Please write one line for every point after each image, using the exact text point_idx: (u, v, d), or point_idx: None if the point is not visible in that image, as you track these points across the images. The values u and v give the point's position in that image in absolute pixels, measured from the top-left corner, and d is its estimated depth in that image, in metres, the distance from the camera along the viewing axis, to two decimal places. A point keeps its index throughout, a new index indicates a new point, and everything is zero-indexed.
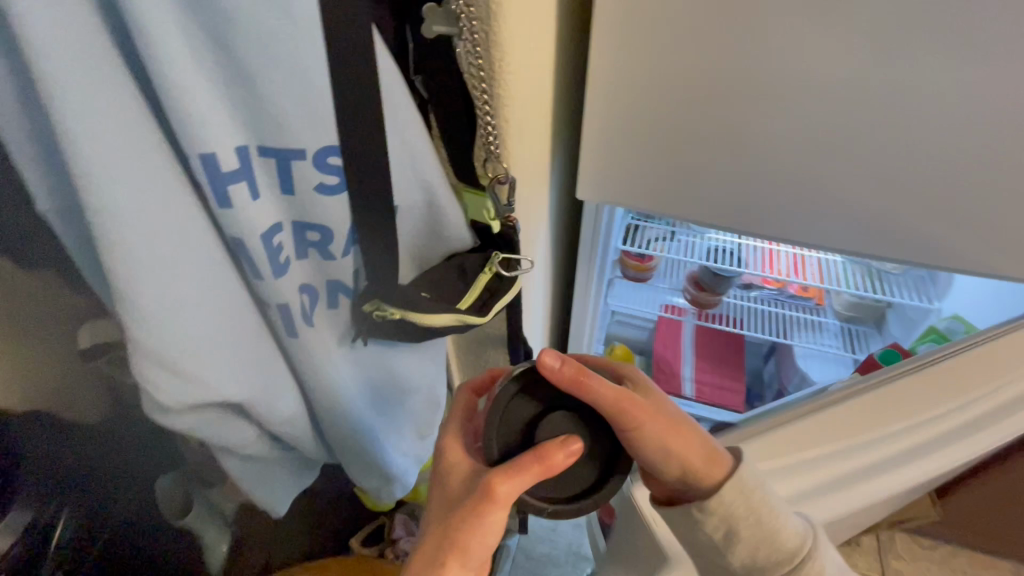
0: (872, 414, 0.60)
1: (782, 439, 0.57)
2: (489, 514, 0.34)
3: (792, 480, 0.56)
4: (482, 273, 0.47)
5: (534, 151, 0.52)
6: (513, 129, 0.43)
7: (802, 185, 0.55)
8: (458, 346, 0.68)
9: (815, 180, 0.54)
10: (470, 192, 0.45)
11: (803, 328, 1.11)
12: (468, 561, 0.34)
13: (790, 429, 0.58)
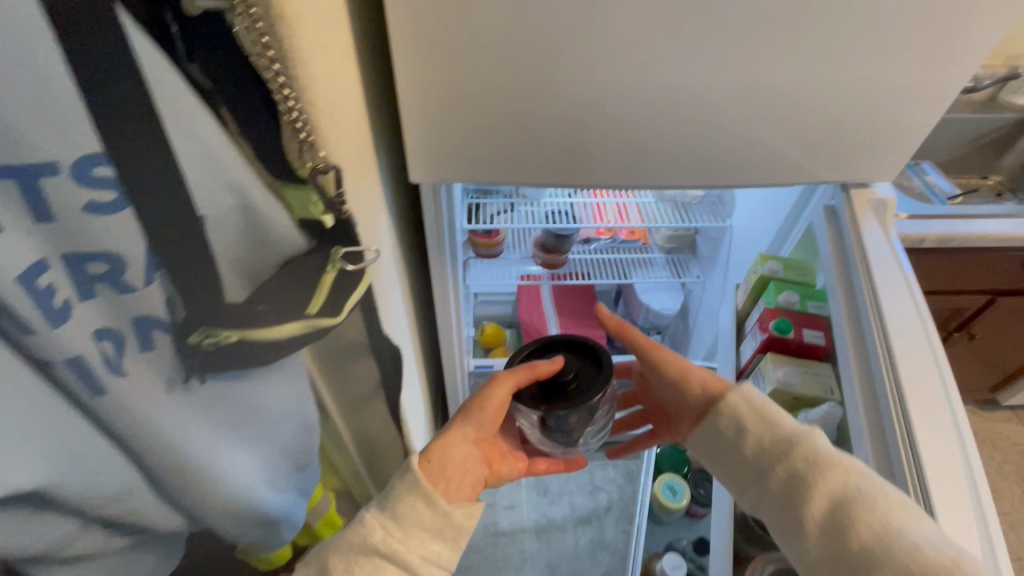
0: (910, 366, 0.62)
1: (937, 482, 0.56)
2: (494, 389, 0.69)
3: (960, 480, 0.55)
4: (329, 269, 0.44)
5: (351, 139, 0.49)
6: (321, 111, 0.41)
7: (611, 141, 0.64)
8: (326, 365, 0.61)
9: (618, 130, 0.63)
10: (293, 189, 0.41)
11: (638, 266, 1.26)
12: (474, 416, 0.69)
13: (927, 456, 0.57)
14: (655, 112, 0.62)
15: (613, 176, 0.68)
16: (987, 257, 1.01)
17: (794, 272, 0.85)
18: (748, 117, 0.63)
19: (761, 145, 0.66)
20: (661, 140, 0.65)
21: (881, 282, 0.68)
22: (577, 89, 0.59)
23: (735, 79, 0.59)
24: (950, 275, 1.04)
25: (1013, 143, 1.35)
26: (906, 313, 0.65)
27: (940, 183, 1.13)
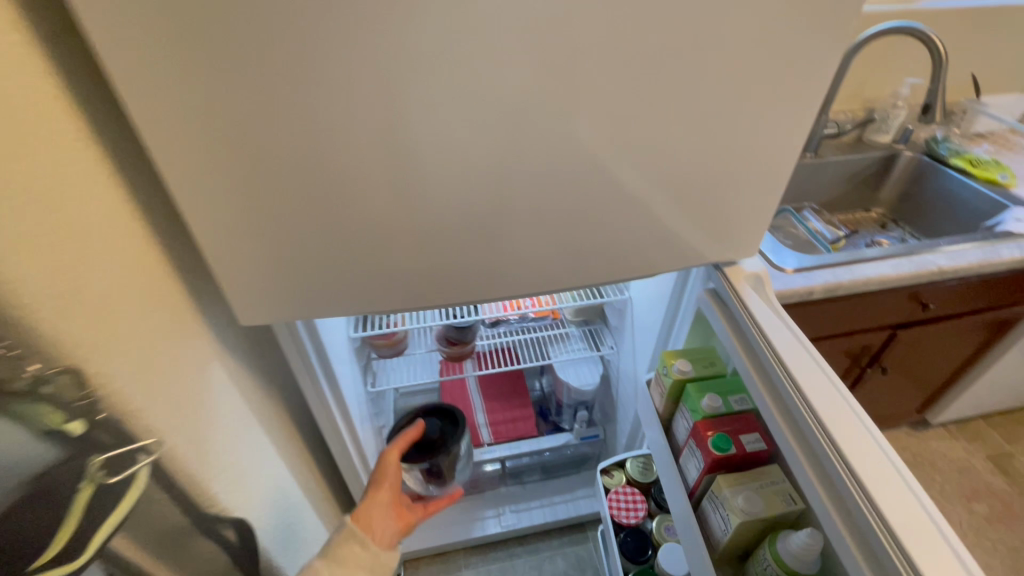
0: (823, 405, 0.57)
1: (881, 520, 0.47)
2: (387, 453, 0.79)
3: (918, 529, 0.46)
4: (81, 489, 0.38)
5: (103, 321, 0.43)
6: (35, 314, 0.35)
7: (463, 257, 0.61)
8: (157, 553, 0.46)
9: (468, 246, 0.60)
10: (13, 409, 0.32)
11: (555, 343, 1.22)
12: (384, 483, 0.77)
13: (864, 502, 0.49)
14: (502, 226, 0.59)
15: (475, 289, 0.65)
16: (874, 300, 1.04)
17: (701, 366, 0.73)
18: (600, 219, 0.61)
19: (621, 243, 0.64)
20: (516, 251, 0.62)
21: (789, 359, 0.62)
22: (412, 216, 0.56)
23: (578, 189, 0.58)
24: (846, 321, 1.05)
25: (886, 177, 1.44)
26: (799, 358, 0.62)
27: (822, 229, 1.17)
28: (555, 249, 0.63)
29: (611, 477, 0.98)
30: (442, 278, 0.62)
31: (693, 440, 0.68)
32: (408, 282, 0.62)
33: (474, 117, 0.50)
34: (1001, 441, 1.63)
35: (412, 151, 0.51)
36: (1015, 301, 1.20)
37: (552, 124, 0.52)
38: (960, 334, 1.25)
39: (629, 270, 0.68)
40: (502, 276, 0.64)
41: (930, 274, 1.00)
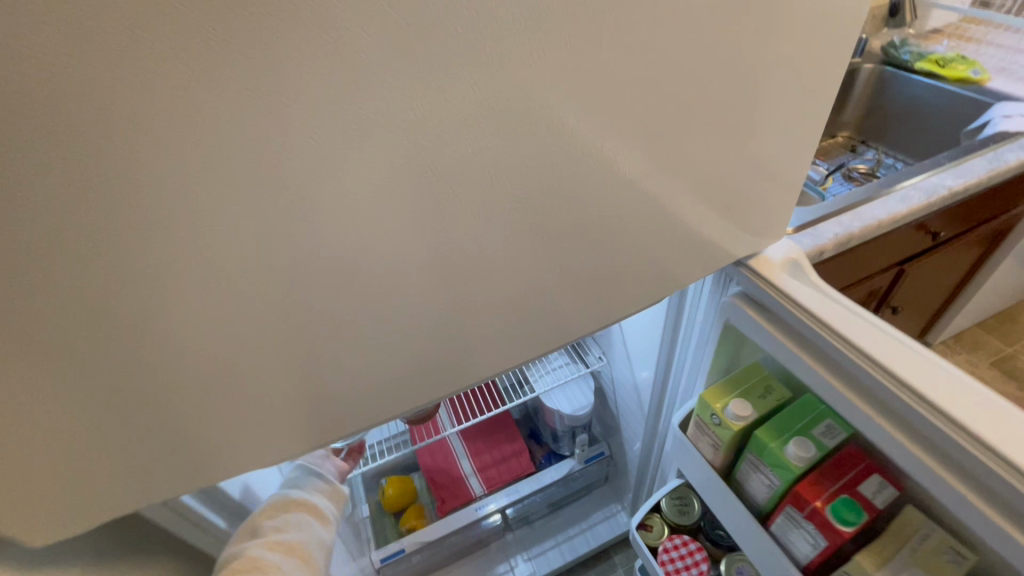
0: (958, 401, 0.39)
1: None
2: None
3: None
4: None
5: None
6: None
7: (393, 351, 0.41)
8: None
9: (394, 333, 0.40)
10: None
11: (533, 366, 1.03)
12: None
13: None
14: (437, 293, 0.39)
15: (420, 381, 0.45)
16: (884, 242, 0.89)
17: (759, 399, 0.53)
18: (573, 248, 0.42)
19: (606, 268, 0.46)
20: (467, 319, 0.42)
21: (898, 365, 0.42)
22: (293, 321, 0.35)
23: (535, 216, 0.38)
24: (856, 273, 0.91)
25: (847, 97, 1.30)
26: (881, 342, 0.44)
27: (805, 171, 1.01)
28: (520, 302, 0.44)
29: (650, 531, 0.80)
30: (366, 384, 0.42)
31: (790, 507, 0.48)
32: (320, 402, 0.41)
33: (346, 150, 0.29)
34: (1001, 344, 1.58)
35: (255, 229, 0.29)
36: (1013, 205, 1.09)
37: (479, 130, 0.32)
38: (961, 252, 1.14)
39: (623, 299, 0.49)
40: (454, 355, 0.44)
41: (942, 199, 0.86)
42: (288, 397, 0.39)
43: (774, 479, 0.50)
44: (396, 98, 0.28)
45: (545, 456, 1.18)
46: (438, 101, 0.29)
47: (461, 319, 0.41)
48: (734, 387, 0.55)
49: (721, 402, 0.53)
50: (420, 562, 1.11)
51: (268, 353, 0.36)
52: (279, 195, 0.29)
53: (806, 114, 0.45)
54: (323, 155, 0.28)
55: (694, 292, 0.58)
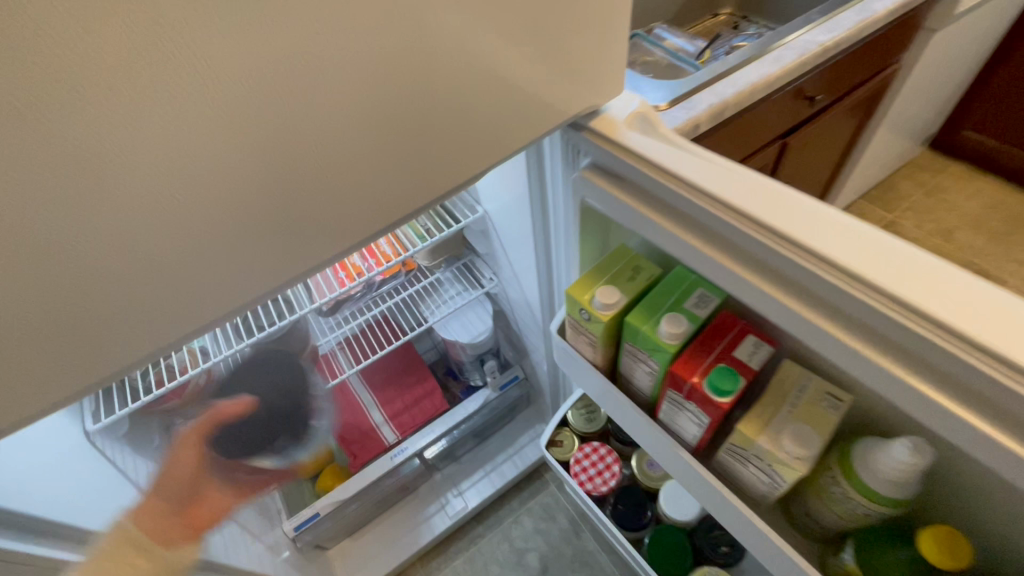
0: (837, 245, 0.37)
1: None
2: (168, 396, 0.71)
3: None
4: None
5: None
6: None
7: (138, 260, 0.33)
8: None
9: (104, 224, 0.30)
10: None
11: (425, 298, 0.95)
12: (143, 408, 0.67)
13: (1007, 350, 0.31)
14: (151, 169, 0.30)
15: (201, 299, 0.37)
16: (763, 111, 0.85)
17: (628, 283, 0.46)
18: (346, 114, 0.34)
19: (408, 124, 0.38)
20: (214, 204, 0.33)
21: (746, 205, 0.39)
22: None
23: (262, 70, 0.30)
24: (739, 149, 0.87)
25: None
26: (755, 196, 0.40)
27: (680, 44, 0.96)
28: (300, 187, 0.36)
29: (561, 447, 0.76)
30: (113, 311, 0.34)
31: (670, 391, 0.43)
32: (36, 334, 0.32)
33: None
34: (883, 213, 1.67)
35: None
36: (885, 65, 1.09)
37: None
38: (841, 121, 1.15)
39: (445, 175, 0.43)
40: (230, 261, 0.36)
41: (814, 58, 0.83)
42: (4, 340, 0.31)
43: (651, 365, 0.45)
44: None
45: (463, 390, 1.13)
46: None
47: (219, 216, 0.34)
48: (601, 274, 0.47)
49: (585, 295, 0.46)
50: (346, 519, 1.05)
51: None
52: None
53: None
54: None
55: (546, 151, 0.53)
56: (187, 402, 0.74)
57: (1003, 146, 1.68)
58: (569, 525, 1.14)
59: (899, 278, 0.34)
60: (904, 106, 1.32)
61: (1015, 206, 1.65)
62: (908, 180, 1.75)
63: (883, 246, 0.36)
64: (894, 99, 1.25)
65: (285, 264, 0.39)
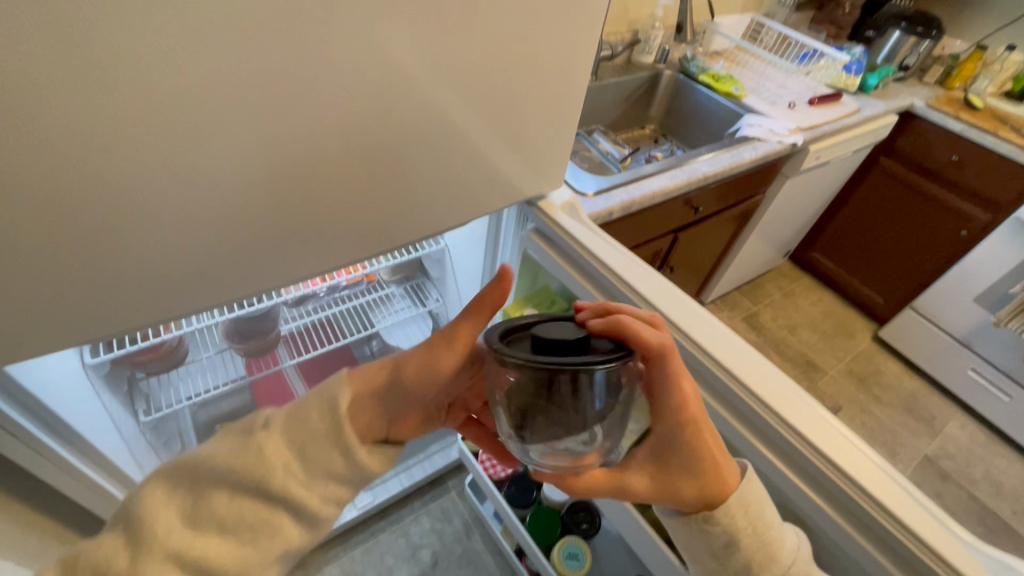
0: (668, 302, 0.62)
1: (768, 399, 0.55)
2: (148, 350, 0.80)
3: (782, 386, 0.56)
4: None
5: None
6: None
7: (251, 235, 0.51)
8: None
9: (228, 205, 0.47)
10: None
11: (376, 307, 1.10)
12: (128, 353, 0.76)
13: (750, 387, 0.56)
14: (271, 174, 0.48)
15: (273, 265, 0.55)
16: (660, 210, 1.15)
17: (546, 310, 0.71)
18: (397, 168, 0.55)
19: (429, 180, 0.59)
20: (295, 204, 0.51)
21: (616, 266, 0.66)
22: (135, 175, 0.41)
23: (362, 139, 0.51)
24: (641, 233, 1.16)
25: (653, 96, 1.58)
26: (628, 265, 0.66)
27: (611, 150, 1.26)
28: (357, 206, 0.56)
29: None
30: (221, 265, 0.51)
31: None
32: (158, 268, 0.47)
33: (197, 33, 0.37)
34: (749, 305, 2.10)
35: (95, 79, 0.35)
36: (754, 193, 1.46)
37: (308, 35, 0.41)
38: (721, 226, 1.50)
39: (445, 215, 0.64)
40: (300, 245, 0.55)
41: (698, 180, 1.14)
42: (156, 272, 0.47)
43: None
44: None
45: None
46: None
47: (306, 215, 0.53)
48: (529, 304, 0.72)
49: (519, 315, 0.67)
50: None
51: (148, 231, 0.44)
52: (124, 50, 0.35)
53: (569, 94, 0.63)
54: (167, 23, 0.36)
55: (503, 218, 0.77)
56: (156, 358, 0.83)
57: (842, 271, 2.15)
58: (463, 527, 1.30)
59: (700, 337, 0.60)
60: (769, 225, 1.73)
61: (843, 317, 2.13)
62: (771, 283, 2.21)
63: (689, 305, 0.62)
64: (763, 218, 1.63)
65: (330, 254, 0.58)
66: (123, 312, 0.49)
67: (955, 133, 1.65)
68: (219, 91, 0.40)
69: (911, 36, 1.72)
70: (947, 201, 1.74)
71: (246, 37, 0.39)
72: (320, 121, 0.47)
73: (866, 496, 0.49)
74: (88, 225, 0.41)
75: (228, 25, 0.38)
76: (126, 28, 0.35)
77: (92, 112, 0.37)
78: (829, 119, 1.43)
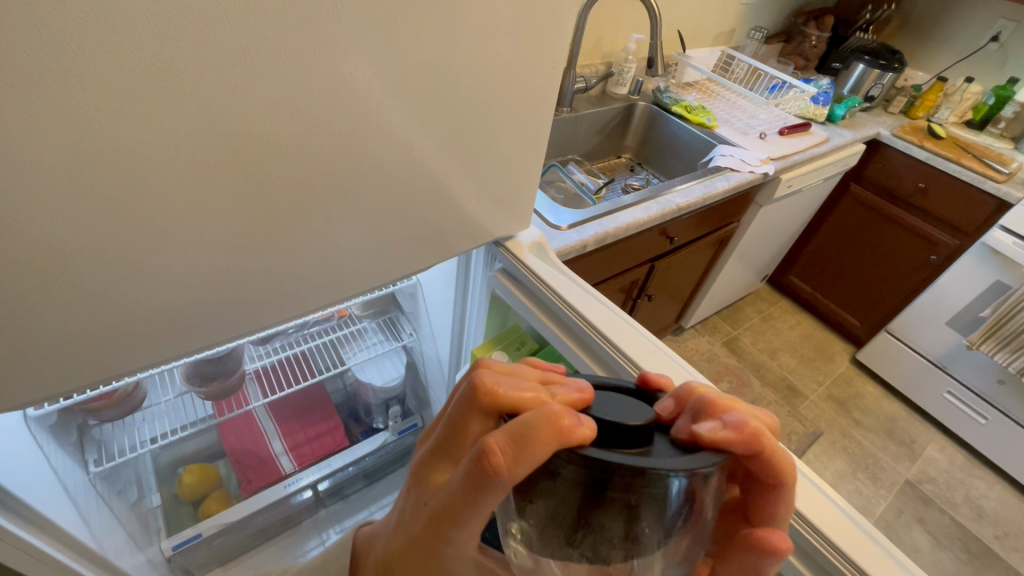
0: (627, 339, 0.63)
1: None
2: (99, 398, 0.76)
3: None
4: None
5: None
6: None
7: (198, 287, 0.48)
8: None
9: (175, 256, 0.45)
10: None
11: (349, 342, 1.08)
12: (86, 400, 0.74)
13: None
14: (223, 223, 0.45)
15: (223, 315, 0.52)
16: (636, 241, 1.16)
17: (515, 350, 0.75)
18: (359, 213, 0.54)
19: (394, 222, 0.57)
20: (251, 253, 0.49)
21: (580, 306, 0.67)
22: (69, 231, 0.38)
23: (320, 185, 0.49)
24: (616, 264, 1.17)
25: (628, 126, 1.60)
26: (590, 304, 0.68)
27: (585, 180, 1.27)
28: (317, 252, 0.54)
29: None
30: (167, 319, 0.48)
31: None
32: (97, 325, 0.44)
33: (136, 84, 0.35)
34: (729, 329, 2.11)
35: (18, 134, 0.33)
36: (729, 221, 1.49)
37: (259, 81, 0.40)
38: (699, 253, 1.51)
39: (410, 254, 0.62)
40: (256, 292, 0.53)
41: (672, 212, 1.15)
42: (95, 328, 0.44)
43: None
44: (177, 37, 0.35)
45: (362, 432, 1.22)
46: (216, 51, 0.36)
47: (262, 264, 0.51)
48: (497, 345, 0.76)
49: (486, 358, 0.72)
50: (222, 546, 1.06)
51: (86, 287, 0.41)
52: (57, 105, 0.33)
53: (540, 133, 0.62)
54: (105, 77, 0.33)
55: (473, 258, 0.77)
56: (109, 405, 0.79)
57: (818, 294, 2.18)
58: None
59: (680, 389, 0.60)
60: (746, 251, 1.75)
61: (821, 340, 2.15)
62: (750, 306, 2.23)
63: (652, 346, 0.63)
64: (738, 244, 1.65)
65: (288, 300, 0.56)
66: (61, 372, 0.45)
67: (922, 161, 1.69)
68: (162, 143, 0.38)
69: (874, 68, 1.78)
70: (918, 227, 1.78)
71: (193, 90, 0.37)
72: (276, 166, 0.45)
73: (841, 556, 0.50)
74: (13, 283, 0.38)
75: (173, 78, 0.36)
76: (56, 83, 0.32)
77: (16, 170, 0.34)
78: (799, 149, 1.46)
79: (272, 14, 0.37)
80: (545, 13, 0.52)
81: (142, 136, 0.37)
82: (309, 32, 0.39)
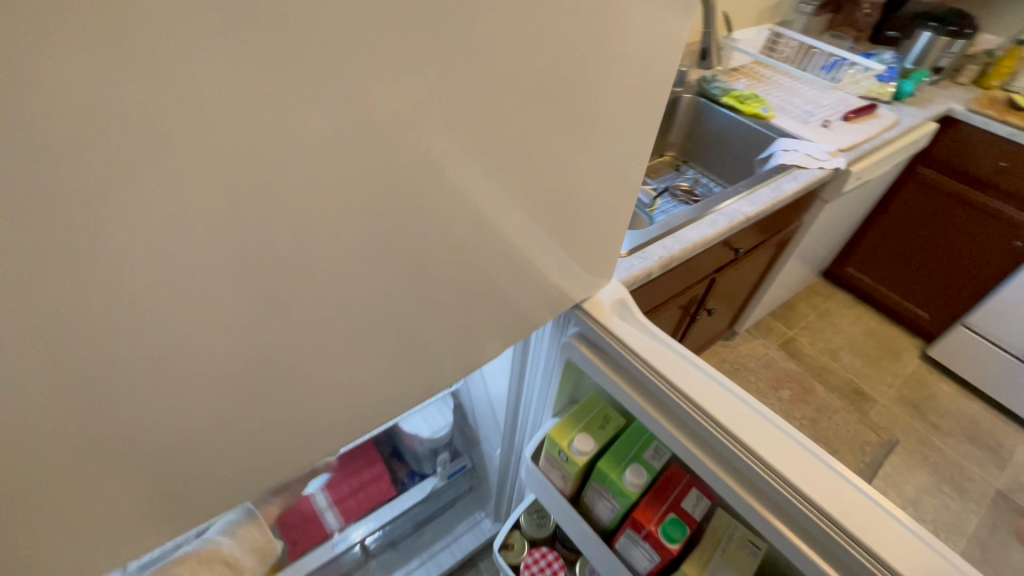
0: (733, 415, 0.54)
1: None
2: None
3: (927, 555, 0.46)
4: None
5: None
6: None
7: (233, 407, 0.39)
8: None
9: (206, 379, 0.36)
10: None
11: None
12: None
13: (889, 553, 0.45)
14: (266, 326, 0.36)
15: (264, 431, 0.43)
16: (700, 258, 1.04)
17: (599, 430, 0.67)
18: (420, 296, 0.44)
19: (460, 297, 0.47)
20: (296, 359, 0.40)
21: (672, 373, 0.58)
22: (68, 373, 0.29)
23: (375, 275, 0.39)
24: (678, 285, 1.05)
25: (672, 121, 1.47)
26: (684, 368, 0.58)
27: None
28: (373, 346, 0.44)
29: (512, 549, 0.89)
30: (200, 446, 0.39)
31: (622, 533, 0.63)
32: (116, 469, 0.35)
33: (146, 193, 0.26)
34: (784, 329, 1.97)
35: None
36: (791, 222, 1.34)
37: (300, 167, 0.30)
38: (760, 255, 1.37)
39: (474, 325, 0.52)
40: (305, 399, 0.43)
41: (740, 223, 1.02)
42: (116, 473, 0.36)
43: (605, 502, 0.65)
44: (198, 111, 0.25)
45: (407, 474, 1.13)
46: (249, 124, 0.27)
47: (309, 370, 0.41)
48: (577, 423, 0.67)
49: (568, 441, 0.64)
50: None
51: (101, 432, 0.33)
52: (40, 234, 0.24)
53: (622, 173, 0.51)
54: (108, 176, 0.24)
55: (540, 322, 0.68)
56: None
57: (880, 286, 2.01)
58: None
59: (802, 471, 0.50)
60: (805, 248, 1.60)
61: (886, 335, 1.99)
62: (804, 303, 2.08)
63: (775, 433, 0.53)
64: (799, 243, 1.50)
65: (341, 401, 0.47)
66: (82, 519, 0.37)
67: (1001, 137, 1.52)
68: (183, 257, 0.29)
69: (942, 35, 1.61)
70: (997, 210, 1.60)
71: (226, 174, 0.27)
72: (323, 262, 0.35)
73: None
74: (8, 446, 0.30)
75: (193, 172, 0.26)
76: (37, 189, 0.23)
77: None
78: (868, 136, 1.31)
79: (326, 69, 0.27)
80: (641, 32, 0.41)
81: (157, 253, 0.28)
82: (364, 100, 0.30)
